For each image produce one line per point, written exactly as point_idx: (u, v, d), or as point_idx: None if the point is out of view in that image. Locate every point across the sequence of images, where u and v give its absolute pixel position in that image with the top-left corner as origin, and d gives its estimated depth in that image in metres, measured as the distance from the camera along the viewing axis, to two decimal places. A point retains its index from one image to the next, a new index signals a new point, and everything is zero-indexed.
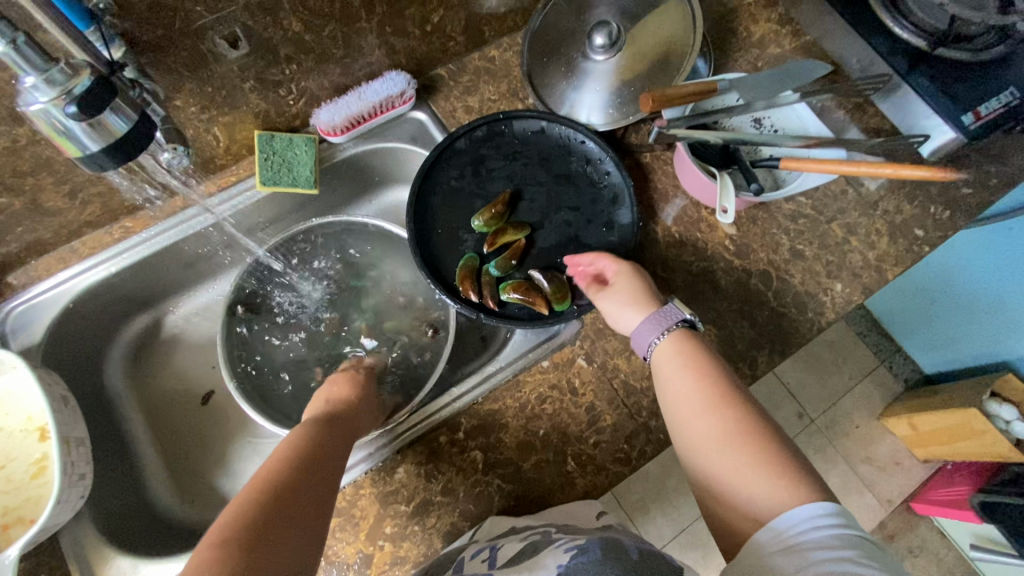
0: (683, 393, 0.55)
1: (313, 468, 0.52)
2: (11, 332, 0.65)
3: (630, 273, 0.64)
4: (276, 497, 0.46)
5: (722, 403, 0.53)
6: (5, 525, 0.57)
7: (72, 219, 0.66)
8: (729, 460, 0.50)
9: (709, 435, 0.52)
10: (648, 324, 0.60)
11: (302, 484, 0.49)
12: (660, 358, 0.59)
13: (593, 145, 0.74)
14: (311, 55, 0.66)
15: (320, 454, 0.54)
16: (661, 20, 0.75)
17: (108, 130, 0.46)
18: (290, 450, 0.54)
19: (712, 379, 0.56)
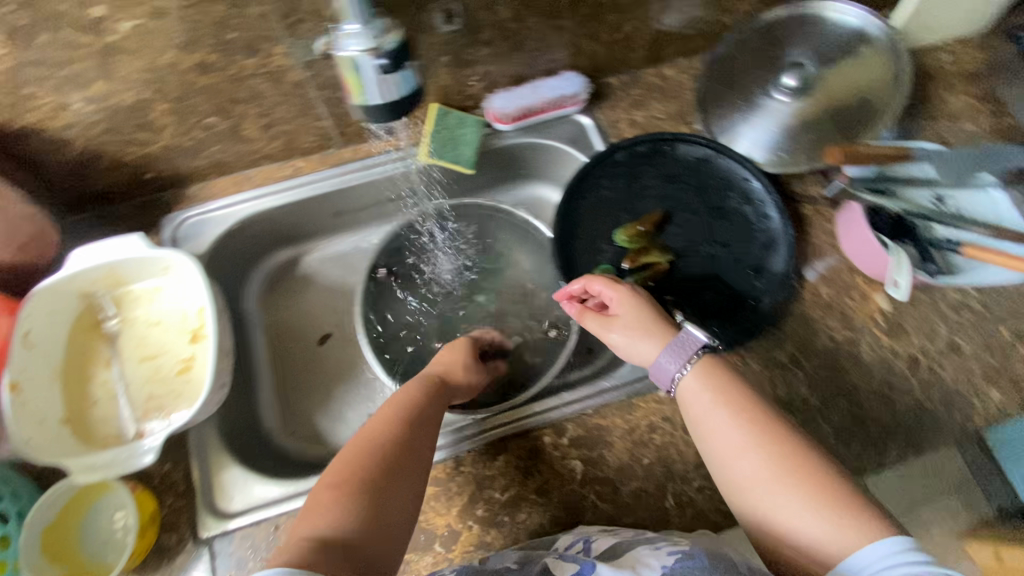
0: (717, 430, 0.50)
1: (405, 436, 0.54)
2: (181, 239, 0.71)
3: (621, 297, 0.61)
4: (368, 472, 0.50)
5: (761, 436, 0.49)
6: (149, 409, 0.63)
7: (257, 150, 0.70)
8: (781, 500, 0.46)
9: (753, 475, 0.48)
10: (665, 357, 0.55)
11: (394, 455, 0.52)
12: (688, 394, 0.54)
13: (758, 184, 0.71)
14: (507, 42, 0.68)
15: (413, 421, 0.56)
16: (859, 72, 0.72)
17: (389, 86, 0.43)
18: (386, 417, 0.56)
19: (742, 407, 0.51)
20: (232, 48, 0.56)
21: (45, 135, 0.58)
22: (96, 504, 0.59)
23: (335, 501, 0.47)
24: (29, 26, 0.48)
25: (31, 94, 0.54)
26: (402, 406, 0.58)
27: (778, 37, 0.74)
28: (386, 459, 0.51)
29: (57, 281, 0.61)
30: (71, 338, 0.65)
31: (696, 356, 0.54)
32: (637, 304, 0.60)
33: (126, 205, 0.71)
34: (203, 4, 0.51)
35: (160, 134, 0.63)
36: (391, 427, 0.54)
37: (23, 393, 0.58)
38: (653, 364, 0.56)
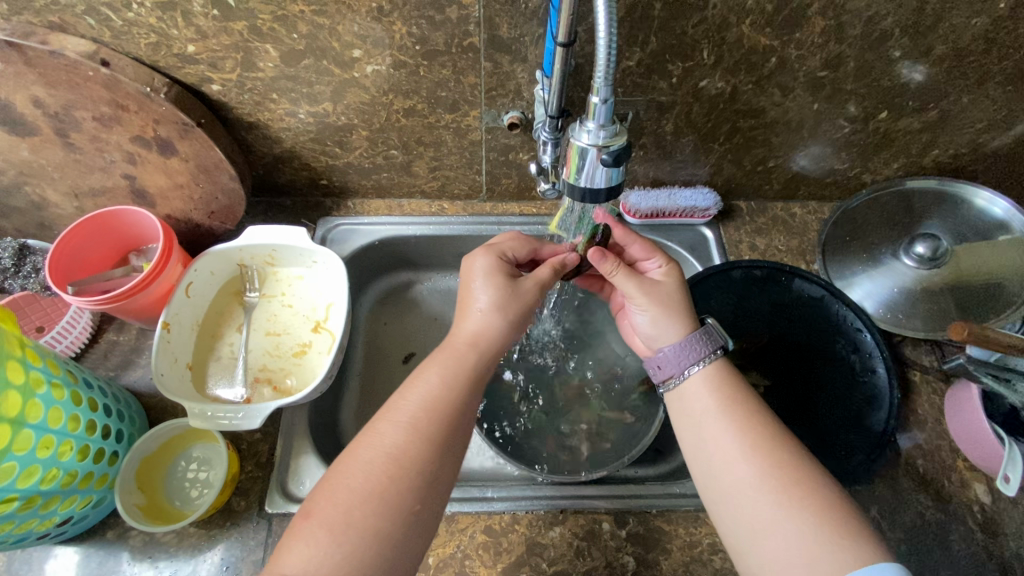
0: (716, 434, 0.51)
1: (439, 415, 0.51)
2: (330, 240, 0.80)
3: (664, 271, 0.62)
4: (393, 461, 0.47)
5: (760, 443, 0.49)
6: (259, 379, 0.70)
7: (417, 185, 0.80)
8: (768, 508, 0.46)
9: (745, 483, 0.48)
10: (679, 350, 0.55)
11: (423, 439, 0.49)
12: (690, 392, 0.54)
13: (870, 337, 0.70)
14: (660, 150, 0.75)
15: (454, 392, 0.52)
16: (995, 259, 0.72)
17: (602, 177, 0.43)
18: (427, 382, 0.53)
19: (748, 418, 0.51)
20: (439, 103, 0.66)
21: (265, 132, 0.69)
22: (187, 451, 0.64)
23: (366, 496, 0.45)
24: (301, 52, 0.59)
25: (272, 100, 0.65)
26: (448, 369, 0.54)
27: (916, 207, 0.77)
28: (411, 445, 0.48)
29: (229, 248, 0.71)
30: (216, 298, 0.73)
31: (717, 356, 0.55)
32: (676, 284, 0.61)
33: (293, 201, 0.82)
34: (433, 67, 0.61)
35: (349, 153, 0.73)
36: (431, 402, 0.51)
37: (171, 332, 0.66)
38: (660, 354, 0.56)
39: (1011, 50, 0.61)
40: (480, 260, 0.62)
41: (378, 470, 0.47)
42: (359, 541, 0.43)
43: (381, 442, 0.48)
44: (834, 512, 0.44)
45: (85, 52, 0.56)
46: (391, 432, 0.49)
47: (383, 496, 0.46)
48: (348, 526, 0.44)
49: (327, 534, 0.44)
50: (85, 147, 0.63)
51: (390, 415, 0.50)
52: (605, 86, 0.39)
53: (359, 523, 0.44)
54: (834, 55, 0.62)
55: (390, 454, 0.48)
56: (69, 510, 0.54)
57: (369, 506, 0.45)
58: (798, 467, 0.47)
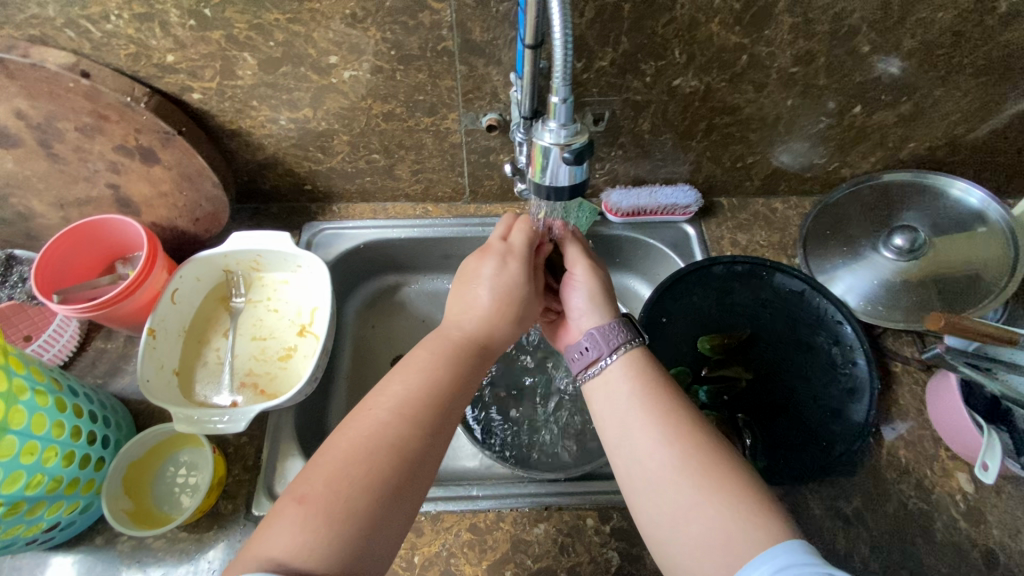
0: (637, 422, 0.51)
1: (430, 396, 0.52)
2: (316, 245, 0.81)
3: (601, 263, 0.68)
4: (376, 440, 0.47)
5: (682, 430, 0.50)
6: (245, 383, 0.71)
7: (400, 188, 0.81)
8: (687, 492, 0.46)
9: (666, 469, 0.48)
10: (600, 334, 0.57)
11: (412, 421, 0.50)
12: (613, 379, 0.55)
13: (850, 330, 0.70)
14: (639, 149, 0.75)
15: (445, 374, 0.54)
16: (973, 248, 0.73)
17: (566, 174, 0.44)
18: (422, 364, 0.55)
19: (666, 406, 0.52)
20: (417, 106, 0.67)
21: (247, 139, 0.70)
22: (174, 456, 0.64)
23: (364, 479, 0.45)
24: (279, 60, 0.60)
25: (253, 108, 0.66)
26: (442, 352, 0.56)
27: (895, 198, 0.78)
28: (400, 427, 0.49)
29: (214, 254, 0.72)
30: (202, 304, 0.74)
31: (635, 345, 0.57)
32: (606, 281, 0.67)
33: (279, 207, 0.83)
34: (410, 71, 0.62)
35: (332, 157, 0.74)
36: (428, 389, 0.52)
37: (156, 338, 0.67)
38: (585, 339, 0.58)
39: (979, 42, 0.62)
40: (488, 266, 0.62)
41: (371, 449, 0.47)
42: (347, 524, 0.43)
43: (366, 424, 0.49)
44: (754, 494, 0.45)
45: (66, 64, 0.57)
46: (383, 411, 0.50)
47: (371, 474, 0.45)
48: (347, 513, 0.43)
49: (321, 520, 0.42)
50: (69, 158, 0.64)
51: (385, 397, 0.51)
52: (564, 85, 0.40)
53: (347, 508, 0.43)
54: (804, 51, 0.63)
55: (382, 436, 0.48)
56: (54, 515, 0.55)
57: (355, 490, 0.44)
58: (715, 452, 0.48)
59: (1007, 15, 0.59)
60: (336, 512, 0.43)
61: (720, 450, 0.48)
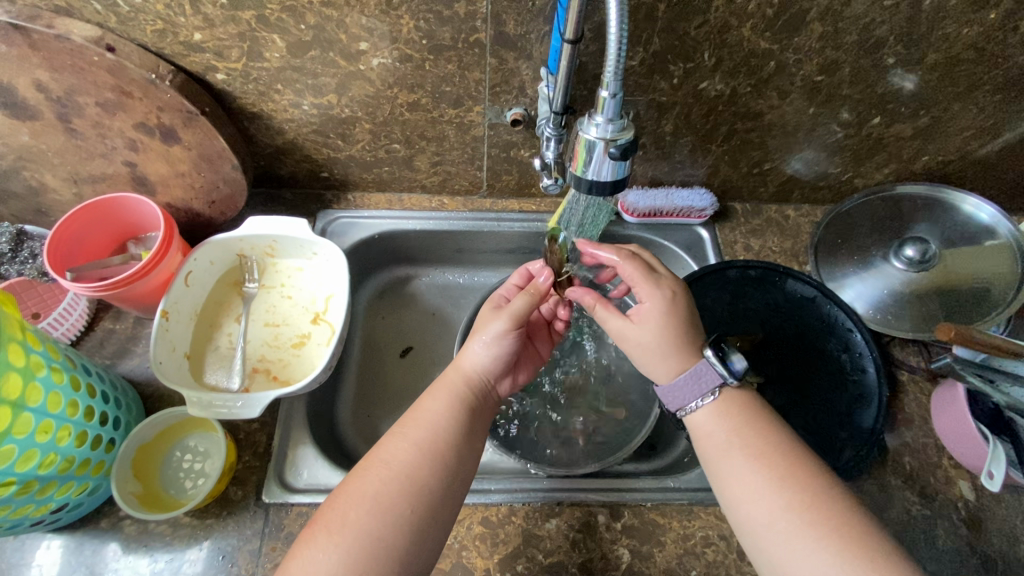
0: (733, 469, 0.51)
1: (448, 438, 0.53)
2: (330, 233, 0.80)
3: (662, 304, 0.57)
4: (402, 476, 0.49)
5: (785, 470, 0.50)
6: (257, 369, 0.70)
7: (417, 180, 0.80)
8: (795, 535, 0.47)
9: (771, 511, 0.48)
10: (678, 391, 0.55)
11: (435, 460, 0.51)
12: (701, 426, 0.55)
13: (859, 337, 0.72)
14: (659, 151, 0.76)
15: (462, 420, 0.55)
16: (981, 261, 0.74)
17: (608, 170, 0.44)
18: (437, 410, 0.55)
19: (759, 449, 0.52)
20: (443, 97, 0.66)
21: (268, 122, 0.69)
22: (183, 441, 0.64)
23: (380, 506, 0.47)
24: (308, 43, 0.60)
25: (277, 91, 0.65)
26: (454, 400, 0.56)
27: (905, 211, 0.79)
28: (424, 464, 0.50)
29: (230, 237, 0.71)
30: (214, 287, 0.73)
31: (727, 385, 0.54)
32: (671, 321, 0.56)
33: (293, 193, 0.82)
34: (439, 61, 0.62)
35: (352, 145, 0.73)
36: (437, 430, 0.53)
37: (169, 320, 0.66)
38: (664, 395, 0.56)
39: (1000, 60, 0.63)
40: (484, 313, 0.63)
41: (395, 481, 0.49)
42: (371, 547, 0.46)
43: (393, 459, 0.50)
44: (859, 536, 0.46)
45: (91, 37, 0.56)
46: (406, 446, 0.51)
47: (394, 503, 0.48)
48: (365, 533, 0.46)
49: (346, 536, 0.46)
50: (87, 133, 0.63)
51: (411, 427, 0.53)
52: (614, 80, 0.40)
53: (375, 533, 0.46)
54: (830, 60, 0.63)
55: (403, 471, 0.50)
56: (64, 496, 0.54)
57: (378, 515, 0.47)
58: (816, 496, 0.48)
59: None
60: (364, 534, 0.46)
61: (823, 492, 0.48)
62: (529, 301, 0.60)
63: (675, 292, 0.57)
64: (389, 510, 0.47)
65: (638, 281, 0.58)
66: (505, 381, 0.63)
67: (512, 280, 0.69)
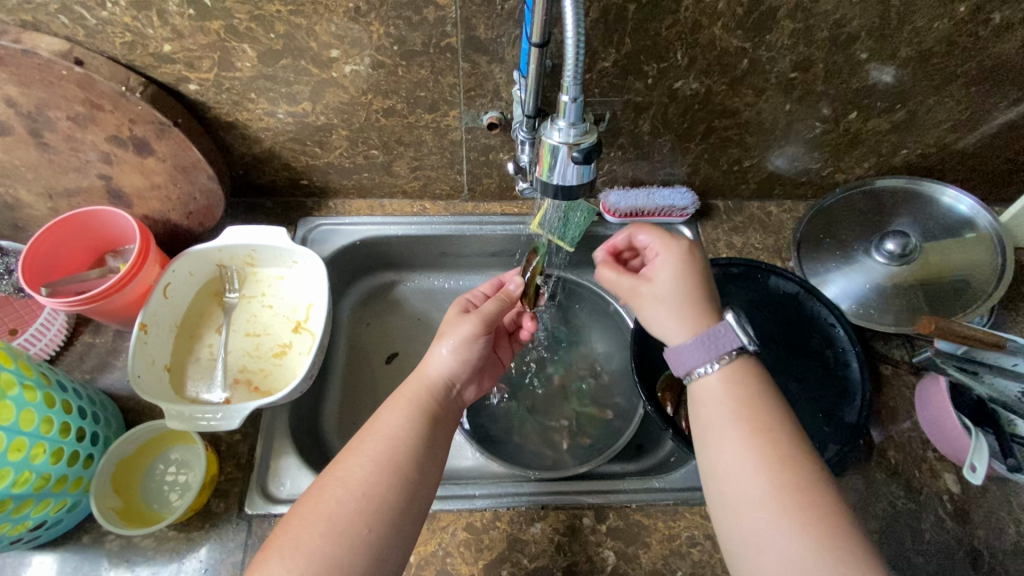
0: (713, 432, 0.50)
1: (407, 452, 0.52)
2: (311, 240, 0.80)
3: (680, 259, 0.58)
4: (359, 495, 0.48)
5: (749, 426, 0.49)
6: (239, 380, 0.70)
7: (398, 185, 0.80)
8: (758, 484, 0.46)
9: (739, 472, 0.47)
10: (696, 346, 0.52)
11: (395, 476, 0.50)
12: (710, 391, 0.51)
13: (842, 332, 0.72)
14: (638, 151, 0.76)
15: (422, 432, 0.54)
16: (962, 252, 0.75)
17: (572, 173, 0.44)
18: (396, 422, 0.54)
19: (765, 425, 0.49)
20: (418, 103, 0.66)
21: (244, 132, 0.69)
22: (164, 454, 0.63)
23: (326, 528, 0.46)
24: (278, 52, 0.59)
25: (251, 100, 0.65)
26: (414, 410, 0.55)
27: (885, 205, 0.79)
28: (385, 481, 0.49)
29: (208, 248, 0.71)
30: (195, 298, 0.73)
31: (748, 347, 0.51)
32: (684, 277, 0.57)
33: (274, 202, 0.82)
34: (412, 67, 0.62)
35: (329, 152, 0.73)
36: (394, 445, 0.52)
37: (148, 333, 0.66)
38: (679, 348, 0.53)
39: (973, 52, 0.63)
40: (449, 317, 0.64)
41: (350, 502, 0.47)
42: (318, 572, 0.44)
43: (350, 475, 0.49)
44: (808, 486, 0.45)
45: (59, 51, 0.56)
46: (364, 462, 0.50)
47: (345, 525, 0.46)
48: (300, 551, 0.45)
49: (280, 561, 0.44)
50: (60, 147, 0.63)
51: (371, 441, 0.52)
52: (574, 84, 0.40)
53: (321, 557, 0.44)
54: (803, 57, 0.63)
55: (359, 489, 0.48)
56: (41, 514, 0.54)
57: (334, 537, 0.45)
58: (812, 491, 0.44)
59: (1000, 26, 0.61)
60: (312, 561, 0.44)
61: (800, 471, 0.46)
62: (498, 305, 0.63)
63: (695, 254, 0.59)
64: (341, 532, 0.46)
65: (653, 240, 0.60)
66: (472, 386, 0.63)
67: (482, 288, 0.70)
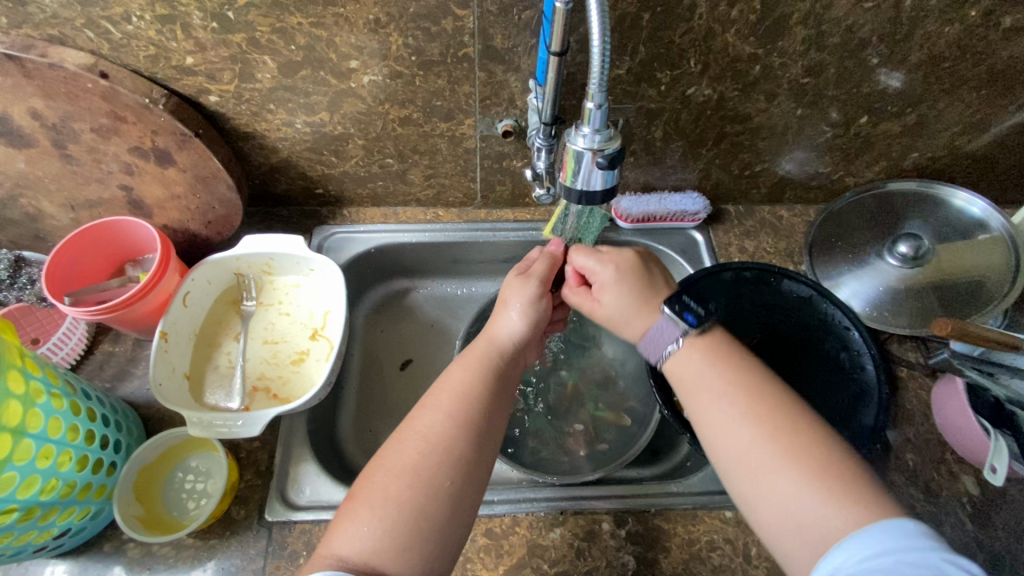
0: (703, 406, 0.52)
1: (480, 408, 0.53)
2: (327, 248, 0.81)
3: (611, 273, 0.60)
4: (439, 447, 0.49)
5: (738, 389, 0.51)
6: (257, 388, 0.70)
7: (411, 193, 0.81)
8: (760, 449, 0.47)
9: (740, 443, 0.48)
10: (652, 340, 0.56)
11: (468, 432, 0.51)
12: (677, 369, 0.55)
13: (857, 336, 0.72)
14: (650, 157, 0.76)
15: (492, 387, 0.55)
16: (974, 254, 0.75)
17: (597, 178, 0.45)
18: (467, 379, 0.55)
19: (755, 395, 0.50)
20: (434, 112, 0.67)
21: (262, 142, 0.70)
22: (185, 462, 0.63)
23: (407, 479, 0.47)
24: (298, 63, 0.60)
25: (270, 111, 0.66)
26: (483, 367, 0.56)
27: (896, 208, 0.79)
28: (460, 434, 0.50)
29: (227, 257, 0.72)
30: (213, 307, 0.74)
31: (690, 333, 0.54)
32: (624, 286, 0.59)
33: (289, 211, 0.82)
34: (429, 76, 0.63)
35: (345, 161, 0.74)
36: (467, 401, 0.53)
37: (168, 342, 0.66)
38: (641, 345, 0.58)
39: (983, 56, 0.64)
40: (511, 280, 0.64)
41: (432, 453, 0.48)
42: (407, 518, 0.45)
43: (428, 430, 0.50)
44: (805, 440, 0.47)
45: (84, 65, 0.57)
46: (440, 419, 0.51)
47: (426, 476, 0.47)
48: (387, 500, 0.46)
49: (368, 510, 0.45)
50: (82, 159, 0.64)
51: (445, 398, 0.53)
52: (600, 91, 0.41)
53: (408, 505, 0.46)
54: (815, 62, 0.64)
55: (439, 443, 0.49)
56: (66, 521, 0.54)
57: (418, 487, 0.46)
58: (822, 453, 0.46)
59: (1010, 30, 0.61)
60: (400, 508, 0.45)
61: (796, 428, 0.47)
62: (549, 264, 0.65)
63: (632, 259, 0.61)
64: (424, 483, 0.47)
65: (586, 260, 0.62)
66: (534, 350, 0.64)
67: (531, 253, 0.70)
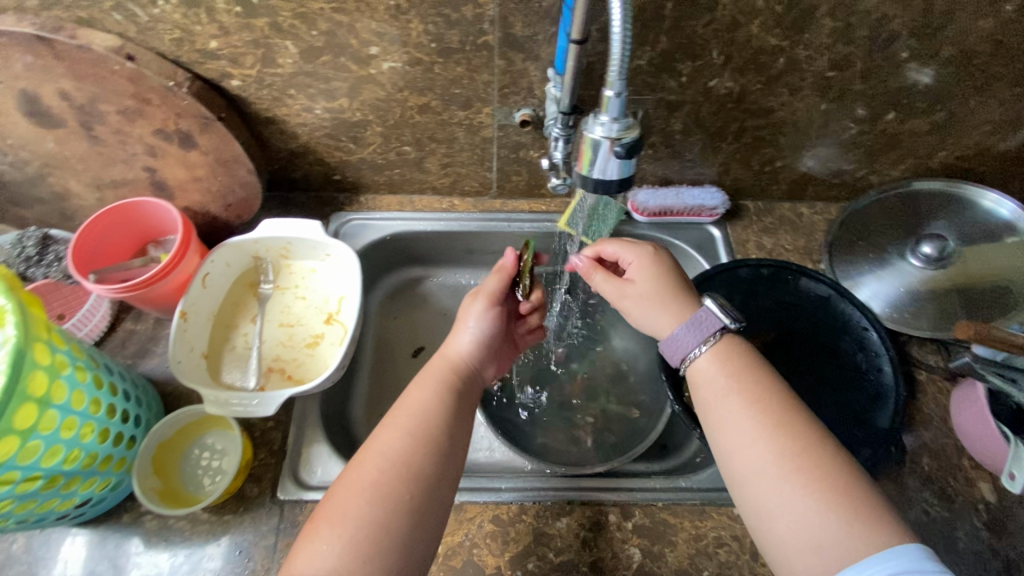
0: (728, 410, 0.51)
1: (437, 423, 0.53)
2: (343, 234, 0.81)
3: (649, 252, 0.62)
4: (397, 462, 0.49)
5: (759, 406, 0.50)
6: (272, 369, 0.71)
7: (428, 182, 0.81)
8: (777, 475, 0.46)
9: (757, 459, 0.48)
10: (688, 328, 0.55)
11: (427, 446, 0.51)
12: (703, 371, 0.54)
13: (875, 336, 0.70)
14: (669, 150, 0.76)
15: (451, 404, 0.56)
16: (1001, 257, 0.73)
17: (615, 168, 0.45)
18: (426, 397, 0.56)
19: (771, 406, 0.50)
20: (452, 100, 0.67)
21: (282, 127, 0.71)
22: (200, 439, 0.65)
23: (366, 493, 0.48)
24: (319, 49, 0.61)
25: (290, 96, 0.66)
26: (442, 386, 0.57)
27: (921, 208, 0.78)
28: (418, 451, 0.51)
29: (244, 240, 0.73)
30: (230, 289, 0.75)
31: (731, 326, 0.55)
32: (661, 271, 0.60)
33: (307, 196, 0.83)
34: (448, 64, 0.63)
35: (364, 148, 0.75)
36: (426, 416, 0.54)
37: (187, 321, 0.68)
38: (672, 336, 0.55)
39: (1017, 52, 0.62)
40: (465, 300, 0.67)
41: (393, 468, 0.49)
42: (366, 535, 0.45)
43: (386, 447, 0.51)
44: (819, 462, 0.46)
45: (112, 47, 0.58)
46: (399, 435, 0.52)
47: (385, 491, 0.48)
48: (346, 517, 0.46)
49: (328, 527, 0.46)
50: (109, 140, 0.65)
51: (405, 415, 0.54)
52: (619, 79, 0.41)
53: (368, 522, 0.46)
54: (842, 56, 0.63)
55: (399, 458, 0.50)
56: (88, 491, 0.56)
57: (376, 503, 0.47)
58: (834, 472, 0.45)
59: None
60: (361, 525, 0.46)
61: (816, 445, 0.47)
62: (500, 279, 0.67)
63: (656, 249, 0.63)
64: (383, 500, 0.47)
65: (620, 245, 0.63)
66: (495, 366, 0.66)
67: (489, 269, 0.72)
